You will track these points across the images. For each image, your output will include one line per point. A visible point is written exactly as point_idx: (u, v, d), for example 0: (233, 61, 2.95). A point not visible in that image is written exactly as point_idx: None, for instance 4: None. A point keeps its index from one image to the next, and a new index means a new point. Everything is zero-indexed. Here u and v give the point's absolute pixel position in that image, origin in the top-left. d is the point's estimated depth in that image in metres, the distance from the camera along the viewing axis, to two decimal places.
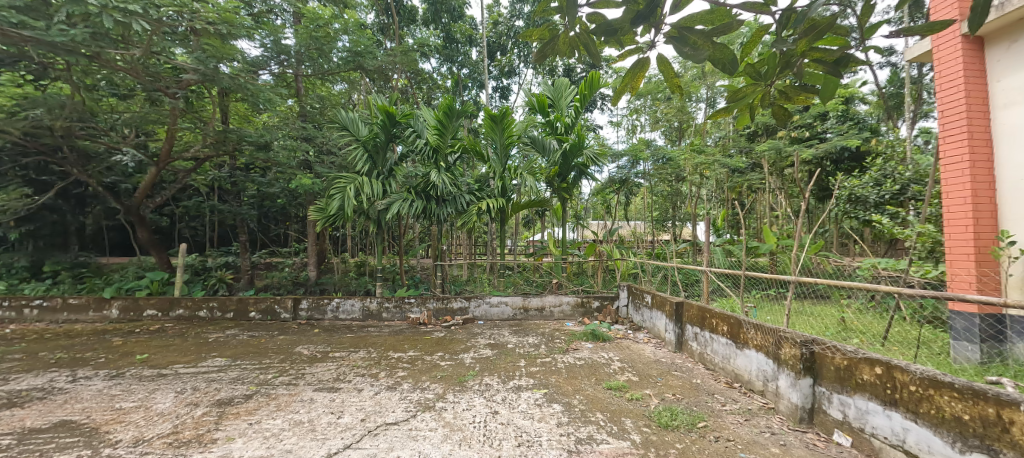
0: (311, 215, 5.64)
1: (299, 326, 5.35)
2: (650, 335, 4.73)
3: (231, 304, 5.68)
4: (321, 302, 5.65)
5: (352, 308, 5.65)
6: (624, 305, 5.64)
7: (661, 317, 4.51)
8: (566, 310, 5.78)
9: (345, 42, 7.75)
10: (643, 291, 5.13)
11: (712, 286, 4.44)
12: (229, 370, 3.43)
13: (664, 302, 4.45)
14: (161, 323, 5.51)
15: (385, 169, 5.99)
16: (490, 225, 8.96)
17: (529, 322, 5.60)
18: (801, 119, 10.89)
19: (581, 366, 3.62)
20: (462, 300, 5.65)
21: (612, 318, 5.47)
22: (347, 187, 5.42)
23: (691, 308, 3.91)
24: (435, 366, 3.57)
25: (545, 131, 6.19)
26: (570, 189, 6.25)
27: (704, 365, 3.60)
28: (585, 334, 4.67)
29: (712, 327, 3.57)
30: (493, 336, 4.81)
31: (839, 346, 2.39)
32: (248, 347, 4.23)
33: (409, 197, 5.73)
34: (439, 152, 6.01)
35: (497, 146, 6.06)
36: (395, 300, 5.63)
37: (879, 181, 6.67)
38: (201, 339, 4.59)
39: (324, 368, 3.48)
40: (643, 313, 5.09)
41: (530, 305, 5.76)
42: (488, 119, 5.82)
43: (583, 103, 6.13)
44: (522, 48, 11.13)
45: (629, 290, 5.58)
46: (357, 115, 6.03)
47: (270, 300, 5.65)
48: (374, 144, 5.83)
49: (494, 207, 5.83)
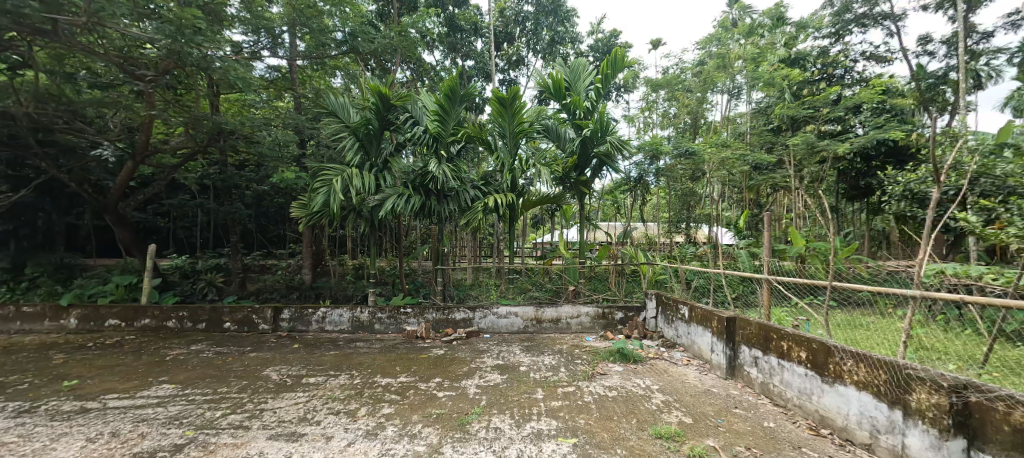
0: (293, 212, 4.92)
1: (278, 339, 4.64)
2: (689, 355, 3.97)
3: (203, 314, 4.99)
4: (305, 311, 4.95)
5: (341, 319, 4.94)
6: (652, 317, 4.89)
7: (704, 334, 3.76)
8: (585, 322, 5.02)
9: (343, 32, 7.12)
10: (677, 302, 4.39)
11: (768, 296, 3.67)
12: (170, 405, 2.72)
13: (708, 316, 3.71)
14: (123, 335, 4.83)
15: (380, 161, 5.28)
16: (498, 225, 8.25)
17: (542, 336, 4.85)
18: (833, 112, 10.10)
19: (614, 400, 2.88)
20: (465, 310, 4.93)
21: (640, 332, 4.70)
22: (331, 179, 4.65)
23: (749, 326, 3.16)
24: (430, 399, 2.85)
25: (561, 117, 5.44)
26: (589, 183, 5.48)
27: (771, 399, 2.86)
28: (611, 353, 3.90)
29: (781, 352, 2.82)
30: (502, 354, 4.07)
31: (1014, 396, 1.67)
32: (209, 369, 3.52)
33: (406, 192, 5.02)
34: (440, 141, 5.27)
35: (506, 135, 5.31)
36: (389, 310, 4.91)
37: (940, 174, 5.88)
38: (157, 357, 3.89)
39: (290, 402, 2.76)
40: (678, 327, 4.33)
41: (543, 316, 4.99)
42: (495, 103, 5.05)
43: (605, 84, 5.36)
44: (531, 36, 10.40)
45: (658, 299, 4.80)
46: (349, 100, 5.34)
47: (246, 309, 4.96)
48: (367, 133, 5.13)
49: (504, 204, 5.09)
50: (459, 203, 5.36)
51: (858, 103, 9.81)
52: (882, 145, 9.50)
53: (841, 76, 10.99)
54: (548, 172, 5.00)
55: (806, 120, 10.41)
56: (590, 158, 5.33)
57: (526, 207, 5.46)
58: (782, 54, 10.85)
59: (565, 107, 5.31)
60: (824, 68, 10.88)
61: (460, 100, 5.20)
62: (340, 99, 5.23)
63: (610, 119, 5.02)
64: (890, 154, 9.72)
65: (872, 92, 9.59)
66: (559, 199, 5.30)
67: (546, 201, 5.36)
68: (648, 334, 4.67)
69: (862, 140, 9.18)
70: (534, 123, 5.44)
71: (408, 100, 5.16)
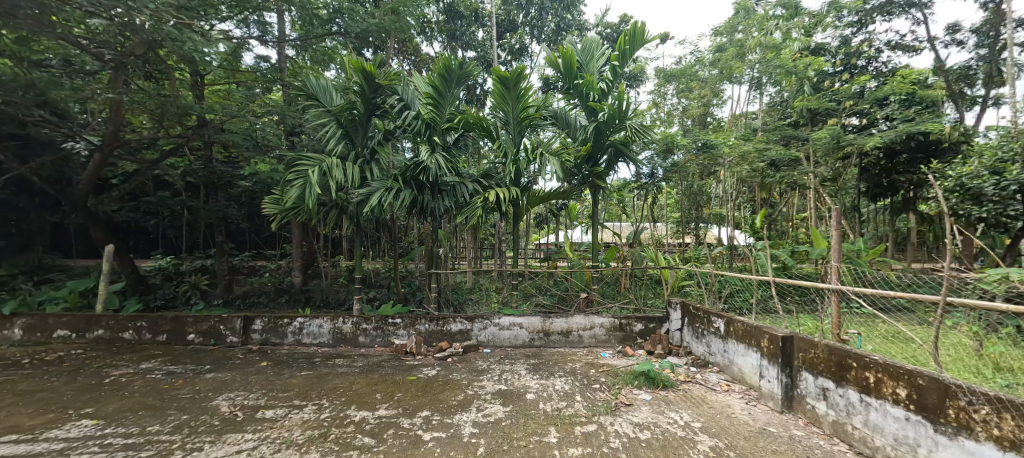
0: (265, 208, 4.30)
1: (246, 354, 4.04)
2: (728, 377, 3.33)
3: (164, 324, 4.38)
4: (279, 321, 4.34)
5: (320, 331, 4.32)
6: (676, 330, 4.24)
7: (749, 355, 3.12)
8: (599, 335, 4.35)
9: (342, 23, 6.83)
10: (709, 313, 3.75)
11: (834, 310, 2.99)
12: (72, 455, 2.09)
13: (753, 333, 3.07)
14: (71, 348, 4.23)
15: (366, 151, 4.66)
16: (500, 224, 7.65)
17: (550, 352, 4.18)
18: (858, 105, 9.45)
19: (648, 446, 2.25)
20: (461, 320, 4.29)
21: (665, 348, 4.03)
22: (307, 170, 4.01)
23: (816, 349, 2.52)
24: (412, 445, 2.21)
25: (572, 100, 4.80)
26: (604, 175, 4.83)
27: (851, 446, 2.24)
28: (635, 376, 3.26)
29: (866, 387, 2.20)
30: (505, 376, 3.43)
31: None
32: (148, 396, 2.91)
33: (395, 185, 4.40)
34: (435, 128, 4.66)
35: (509, 121, 4.68)
36: (376, 321, 4.30)
37: (996, 168, 5.26)
38: (94, 380, 3.26)
39: (231, 450, 2.13)
40: (711, 343, 3.68)
41: (551, 328, 4.33)
42: (497, 83, 4.41)
43: (622, 62, 4.73)
44: (534, 24, 9.77)
45: (684, 309, 4.15)
46: (331, 82, 4.72)
47: (212, 319, 4.35)
48: (352, 119, 4.51)
49: (506, 200, 4.47)
50: (455, 198, 4.75)
51: (885, 95, 9.17)
52: (911, 140, 8.88)
53: (864, 66, 10.33)
54: (558, 162, 4.36)
55: (828, 113, 9.76)
56: (604, 147, 4.70)
57: (532, 203, 4.85)
58: (801, 45, 10.22)
59: (576, 89, 4.69)
60: (846, 58, 10.22)
61: (457, 81, 4.58)
62: (322, 81, 4.61)
63: (629, 101, 4.38)
64: (920, 149, 9.08)
65: (900, 83, 8.98)
66: (570, 194, 4.66)
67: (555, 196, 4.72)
68: (673, 350, 4.01)
69: (889, 134, 8.55)
70: (541, 108, 4.81)
71: (398, 82, 4.53)
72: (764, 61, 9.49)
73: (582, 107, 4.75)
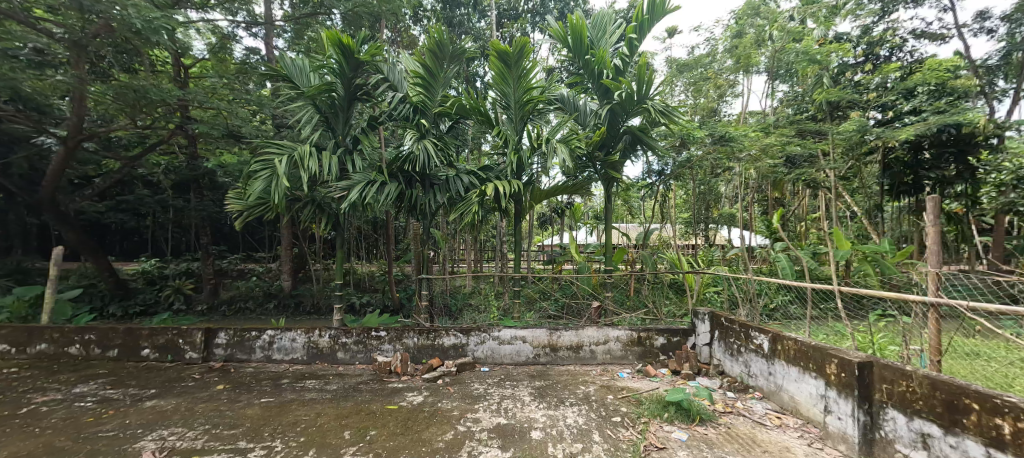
0: (229, 204, 3.74)
1: (205, 374, 3.47)
2: (777, 408, 2.73)
3: (115, 337, 3.83)
4: (245, 335, 3.78)
5: (292, 346, 3.76)
6: (705, 345, 3.65)
7: (806, 381, 2.54)
8: (615, 350, 3.76)
9: (337, 15, 6.46)
10: (747, 327, 3.17)
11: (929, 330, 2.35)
12: None
13: (813, 355, 2.49)
14: (5, 366, 3.67)
15: (348, 140, 4.10)
16: (500, 224, 7.09)
17: (557, 371, 3.59)
18: (880, 97, 8.84)
19: None
20: (455, 334, 3.72)
21: (693, 367, 3.45)
22: (275, 160, 3.44)
23: (911, 382, 1.93)
24: None
25: (582, 81, 4.23)
26: (619, 166, 4.25)
27: None
28: (664, 407, 2.66)
29: (997, 441, 1.61)
30: (505, 404, 2.84)
31: None
32: (62, 436, 2.34)
33: (378, 178, 3.84)
34: (426, 112, 4.08)
35: (509, 105, 4.12)
36: (357, 334, 3.73)
37: None
38: (8, 411, 2.69)
39: None
40: (751, 363, 3.09)
41: (558, 343, 3.74)
42: (495, 59, 3.83)
43: (638, 36, 4.15)
44: (538, 11, 9.14)
45: (714, 321, 3.57)
46: (308, 62, 4.14)
47: (170, 332, 3.79)
48: (330, 103, 3.93)
49: (507, 194, 3.90)
50: (449, 194, 4.19)
51: (911, 86, 8.50)
52: (941, 133, 8.18)
53: (888, 56, 9.67)
54: (567, 150, 3.79)
55: (849, 107, 9.12)
56: (619, 133, 4.14)
57: (535, 200, 4.30)
58: (820, 33, 9.56)
59: (586, 68, 4.11)
60: (869, 48, 9.57)
61: (449, 58, 4.01)
62: (297, 61, 4.04)
63: (649, 78, 3.79)
64: (950, 142, 8.34)
65: (932, 71, 8.26)
66: (580, 188, 4.26)
67: (563, 190, 4.29)
68: (703, 369, 3.43)
69: (918, 127, 7.83)
70: (546, 91, 4.25)
71: (383, 59, 3.95)
72: (781, 50, 8.83)
73: (593, 88, 4.18)
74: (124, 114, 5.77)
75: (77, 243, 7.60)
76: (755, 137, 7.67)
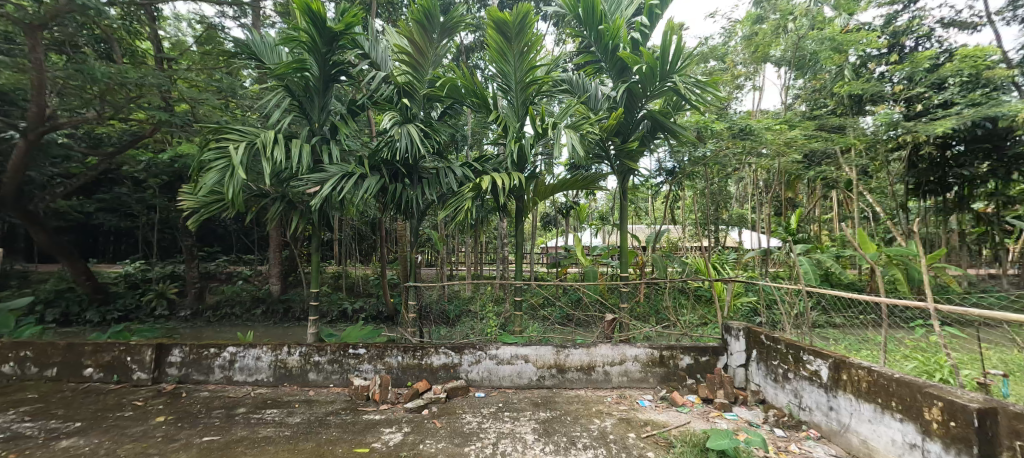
0: (184, 200, 3.22)
1: (150, 400, 2.94)
2: (847, 453, 2.17)
3: (53, 355, 3.31)
4: (202, 352, 3.26)
5: (256, 365, 3.23)
6: (740, 366, 3.10)
7: (888, 424, 1.99)
8: (632, 372, 3.21)
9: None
10: (797, 348, 2.62)
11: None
12: None
13: (900, 392, 1.95)
14: None
15: (325, 127, 3.58)
16: (501, 224, 6.57)
17: (564, 396, 3.05)
18: (907, 90, 8.07)
19: None
20: (445, 352, 3.18)
21: (729, 395, 2.88)
22: (232, 148, 2.92)
23: None
24: None
25: (594, 57, 3.70)
26: (637, 156, 3.72)
27: None
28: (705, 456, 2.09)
29: None
30: (501, 447, 2.28)
31: None
32: None
33: (358, 170, 3.32)
34: (414, 94, 3.57)
35: (510, 86, 3.58)
36: (331, 352, 3.20)
37: None
38: None
39: None
40: (804, 392, 2.53)
41: (566, 363, 3.20)
42: (493, 31, 3.30)
43: (660, 4, 3.62)
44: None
45: (751, 338, 3.03)
46: (278, 38, 3.63)
47: (116, 349, 3.27)
48: (303, 84, 3.41)
49: (507, 188, 3.35)
50: (441, 189, 3.66)
51: (941, 77, 7.62)
52: (977, 128, 7.27)
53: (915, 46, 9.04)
54: (577, 136, 3.23)
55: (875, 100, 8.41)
56: (638, 117, 3.60)
57: (540, 195, 3.81)
58: (841, 21, 8.91)
59: (598, 42, 3.57)
60: (893, 37, 8.94)
61: (440, 30, 3.49)
62: (268, 40, 3.56)
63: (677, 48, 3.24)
64: (984, 139, 7.53)
65: (966, 60, 7.28)
66: (589, 183, 3.82)
67: (571, 184, 3.84)
68: (740, 397, 2.87)
69: (951, 120, 6.93)
70: (552, 70, 3.71)
71: (363, 32, 3.43)
72: (802, 38, 8.22)
73: (608, 66, 3.66)
74: (89, 103, 5.25)
75: (50, 245, 7.10)
76: (778, 130, 7.02)
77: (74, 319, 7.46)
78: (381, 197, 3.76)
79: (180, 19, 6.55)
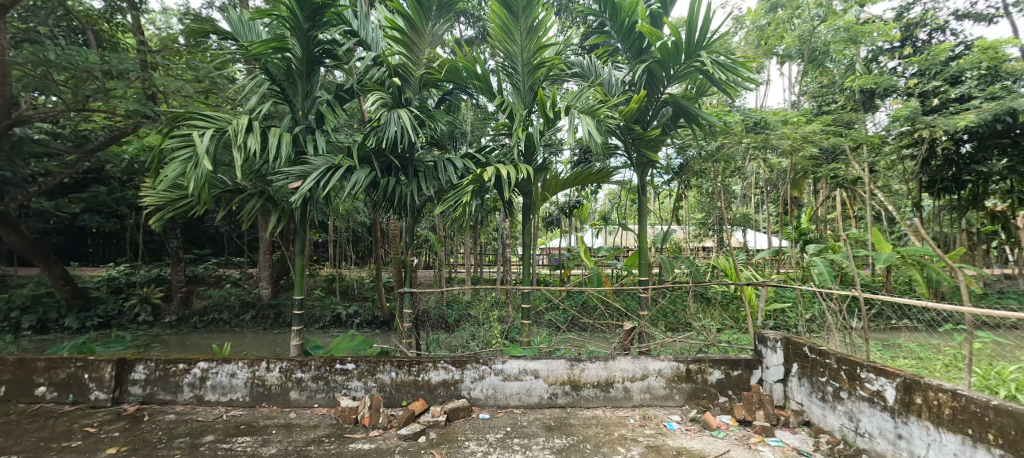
0: (154, 196, 2.88)
1: (107, 426, 2.55)
2: None
3: (3, 371, 2.91)
4: (169, 369, 2.88)
5: (231, 383, 2.86)
6: (778, 382, 2.75)
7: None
8: (656, 390, 2.85)
9: None
10: (851, 364, 2.26)
11: None
12: None
13: (1001, 423, 1.60)
14: None
15: (310, 116, 3.24)
16: (502, 224, 6.18)
17: (578, 419, 2.67)
18: (921, 84, 7.03)
19: None
20: (444, 367, 2.81)
21: (769, 417, 2.53)
22: (199, 136, 2.56)
23: None
24: None
25: (607, 34, 3.41)
26: (658, 143, 3.41)
27: None
28: None
29: None
30: None
31: None
32: None
33: (346, 162, 2.97)
34: (410, 78, 3.30)
35: (516, 69, 3.25)
36: (316, 368, 2.83)
37: None
38: None
39: None
40: (863, 415, 2.17)
41: (577, 379, 2.84)
42: (496, 6, 2.93)
43: None
44: None
45: (785, 349, 2.71)
46: (252, 15, 3.29)
47: (72, 365, 2.88)
48: (284, 67, 3.06)
49: (513, 182, 2.99)
50: (440, 184, 3.33)
51: (956, 71, 6.62)
52: (996, 123, 6.33)
53: (928, 41, 8.03)
54: (593, 121, 2.89)
55: (886, 95, 7.53)
56: (659, 102, 3.31)
57: (551, 189, 3.55)
58: (855, 13, 8.41)
59: (614, 19, 3.26)
60: (905, 30, 7.93)
61: (437, 7, 3.11)
62: (243, 16, 3.23)
63: (704, 20, 2.94)
64: (1004, 133, 6.74)
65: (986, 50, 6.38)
66: (603, 174, 3.57)
67: (583, 178, 3.56)
68: (782, 419, 2.53)
69: (972, 113, 6.11)
70: (563, 52, 3.40)
71: (349, 7, 3.11)
72: (815, 30, 7.74)
73: (624, 46, 3.38)
74: (56, 93, 4.82)
75: (23, 247, 6.66)
76: (796, 124, 6.64)
77: (50, 326, 7.01)
78: (373, 193, 3.41)
79: (168, 13, 6.14)
